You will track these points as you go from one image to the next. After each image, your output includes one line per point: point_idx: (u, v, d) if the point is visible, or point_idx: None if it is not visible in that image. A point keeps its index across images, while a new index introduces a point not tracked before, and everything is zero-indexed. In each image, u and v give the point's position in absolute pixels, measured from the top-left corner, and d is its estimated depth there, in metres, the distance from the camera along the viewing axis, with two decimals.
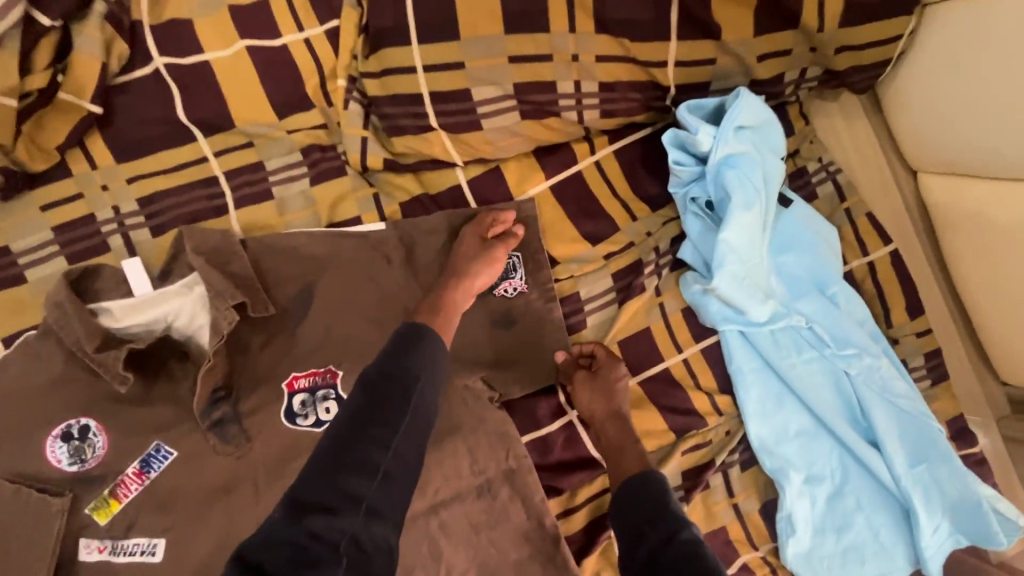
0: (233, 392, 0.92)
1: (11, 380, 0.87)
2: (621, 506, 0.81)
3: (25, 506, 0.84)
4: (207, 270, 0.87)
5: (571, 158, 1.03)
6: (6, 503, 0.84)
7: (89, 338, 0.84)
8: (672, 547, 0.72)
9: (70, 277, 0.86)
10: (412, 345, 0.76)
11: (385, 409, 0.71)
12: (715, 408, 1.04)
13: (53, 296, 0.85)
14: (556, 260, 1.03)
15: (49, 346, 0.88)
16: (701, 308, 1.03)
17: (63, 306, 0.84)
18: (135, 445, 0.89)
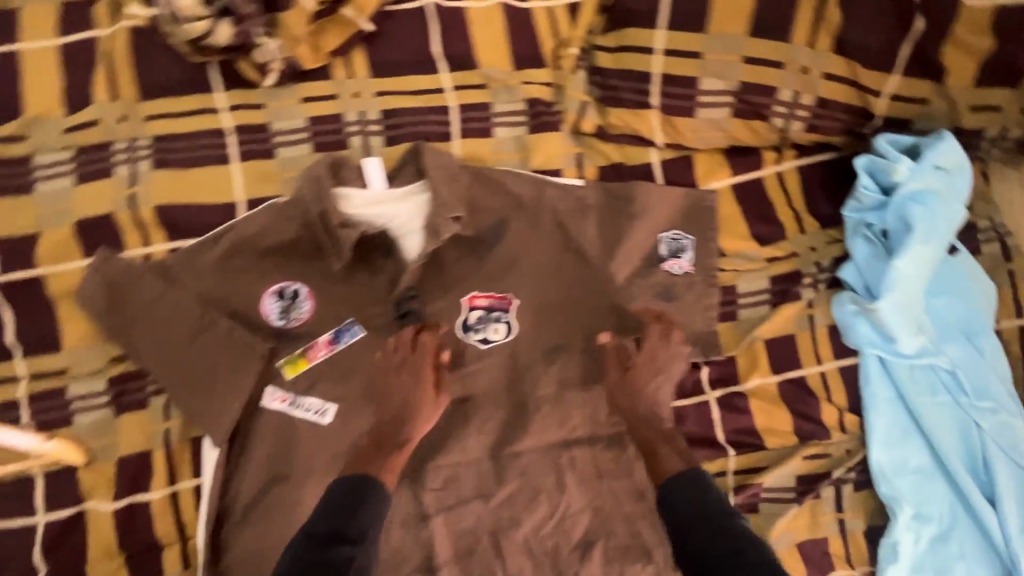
0: (421, 294, 1.03)
1: (253, 233, 0.99)
2: (667, 501, 0.88)
3: (238, 342, 0.98)
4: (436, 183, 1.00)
5: (758, 163, 1.11)
6: (225, 337, 0.97)
7: (334, 214, 0.97)
8: (721, 540, 0.80)
9: (329, 162, 0.99)
10: (354, 493, 0.85)
11: (333, 542, 0.79)
12: (841, 423, 1.09)
13: (311, 173, 0.98)
14: (723, 251, 1.10)
15: (291, 213, 0.99)
16: (849, 329, 1.08)
17: (320, 182, 0.97)
18: (333, 317, 1.01)
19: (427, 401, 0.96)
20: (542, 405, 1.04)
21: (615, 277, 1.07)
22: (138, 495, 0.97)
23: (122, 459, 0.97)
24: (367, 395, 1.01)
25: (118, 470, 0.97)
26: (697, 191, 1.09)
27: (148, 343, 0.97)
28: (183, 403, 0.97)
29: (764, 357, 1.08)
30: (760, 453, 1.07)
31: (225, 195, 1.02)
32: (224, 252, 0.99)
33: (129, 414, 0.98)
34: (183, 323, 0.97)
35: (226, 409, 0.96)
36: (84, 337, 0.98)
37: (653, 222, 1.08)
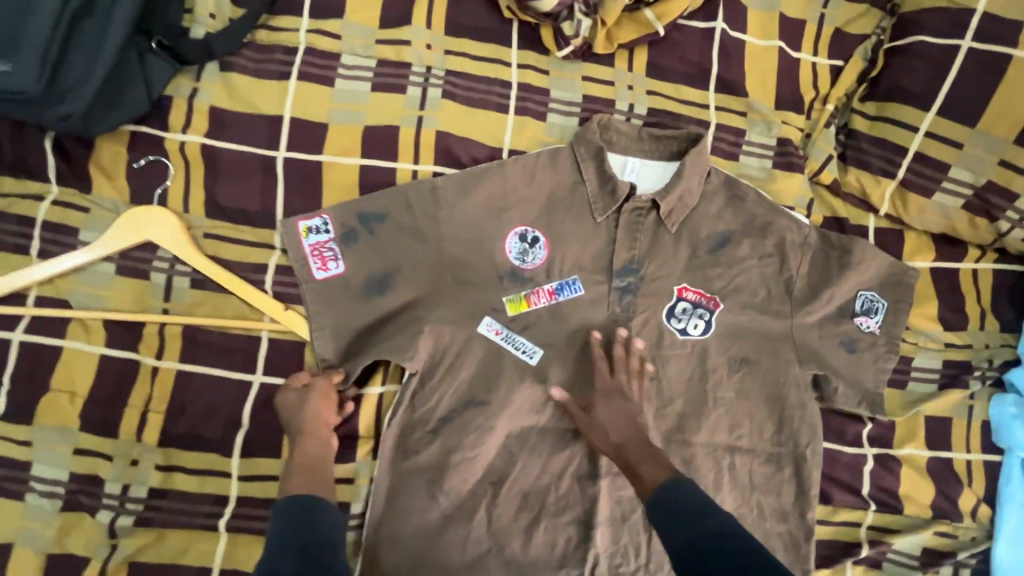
0: (640, 268, 1.13)
1: (563, 181, 1.12)
2: (654, 510, 0.86)
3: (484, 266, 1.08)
4: (688, 179, 1.12)
5: (961, 255, 1.19)
6: (476, 263, 1.08)
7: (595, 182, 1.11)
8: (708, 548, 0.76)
9: (606, 133, 1.13)
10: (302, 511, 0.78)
11: (303, 542, 0.73)
12: (974, 512, 1.15)
13: (592, 142, 1.11)
14: (910, 325, 1.18)
15: (588, 167, 1.11)
16: (1003, 428, 1.15)
17: (597, 155, 1.11)
18: (560, 271, 1.11)
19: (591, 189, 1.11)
20: (720, 406, 1.13)
21: (813, 316, 1.15)
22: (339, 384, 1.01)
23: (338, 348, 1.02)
24: (565, 352, 1.10)
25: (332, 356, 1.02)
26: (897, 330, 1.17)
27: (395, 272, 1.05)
28: (426, 304, 1.05)
29: (921, 432, 1.15)
30: (894, 516, 1.14)
31: (497, 140, 1.11)
32: (513, 190, 1.10)
33: (355, 307, 1.02)
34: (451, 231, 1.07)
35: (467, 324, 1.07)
36: (336, 226, 1.04)
37: (858, 277, 1.16)
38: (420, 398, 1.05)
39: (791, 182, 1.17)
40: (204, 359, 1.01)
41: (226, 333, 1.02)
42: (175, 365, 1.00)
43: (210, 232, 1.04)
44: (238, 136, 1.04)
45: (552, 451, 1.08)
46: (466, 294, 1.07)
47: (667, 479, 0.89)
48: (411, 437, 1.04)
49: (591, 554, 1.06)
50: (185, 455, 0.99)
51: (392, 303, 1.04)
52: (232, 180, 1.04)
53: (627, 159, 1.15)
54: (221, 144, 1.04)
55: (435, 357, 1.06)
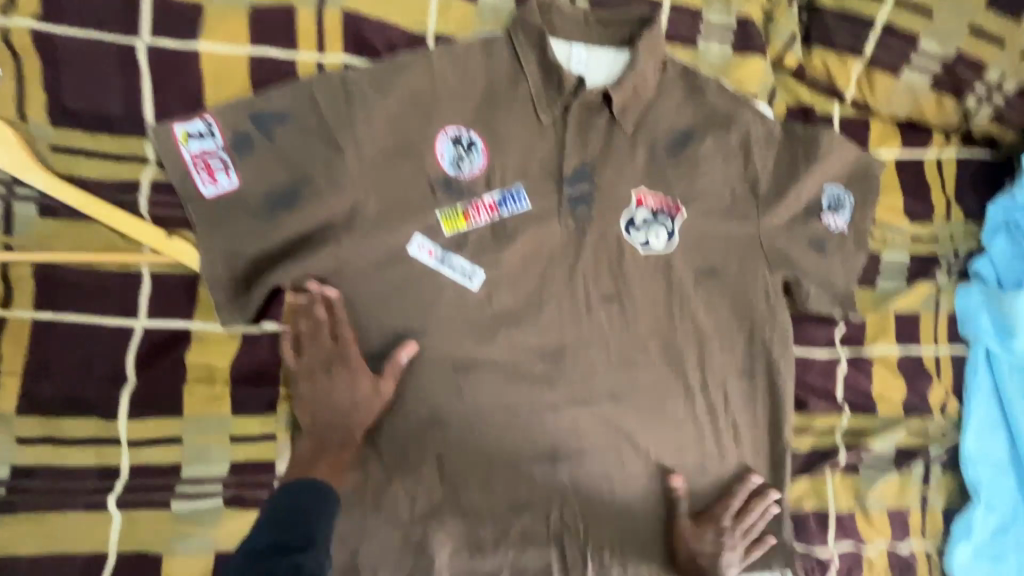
0: (596, 174, 0.99)
1: (501, 73, 0.95)
2: None
3: (414, 176, 0.92)
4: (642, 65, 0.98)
5: (925, 143, 1.13)
6: (404, 173, 0.91)
7: (538, 72, 0.95)
8: None
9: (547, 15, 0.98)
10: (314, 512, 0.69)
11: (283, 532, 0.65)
12: (943, 406, 1.13)
13: (532, 25, 0.95)
14: (878, 220, 1.12)
15: (528, 54, 0.95)
16: (969, 319, 1.12)
17: (538, 40, 0.95)
18: (504, 180, 0.96)
19: (533, 81, 0.95)
20: (690, 322, 1.02)
21: (781, 217, 1.06)
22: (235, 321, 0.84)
23: (241, 277, 0.84)
24: (517, 270, 0.96)
25: (233, 287, 0.84)
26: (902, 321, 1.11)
27: (333, 280, 0.90)
28: (346, 222, 0.89)
29: (892, 330, 1.11)
30: (868, 419, 1.10)
31: (418, 25, 0.94)
32: (442, 84, 0.93)
33: (257, 228, 0.85)
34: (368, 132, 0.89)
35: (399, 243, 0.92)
36: (224, 131, 0.85)
37: (825, 171, 1.07)
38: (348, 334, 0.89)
39: (753, 69, 1.05)
40: (68, 305, 0.81)
41: (95, 272, 0.82)
42: (29, 315, 0.80)
43: (58, 145, 0.82)
44: (82, 19, 0.81)
45: (508, 384, 0.95)
46: (394, 209, 0.91)
47: None
48: None
49: (558, 492, 0.95)
50: (55, 423, 0.80)
51: (303, 224, 0.87)
52: (78, 77, 0.82)
53: (571, 48, 0.99)
54: (59, 29, 0.81)
55: (365, 283, 0.91)
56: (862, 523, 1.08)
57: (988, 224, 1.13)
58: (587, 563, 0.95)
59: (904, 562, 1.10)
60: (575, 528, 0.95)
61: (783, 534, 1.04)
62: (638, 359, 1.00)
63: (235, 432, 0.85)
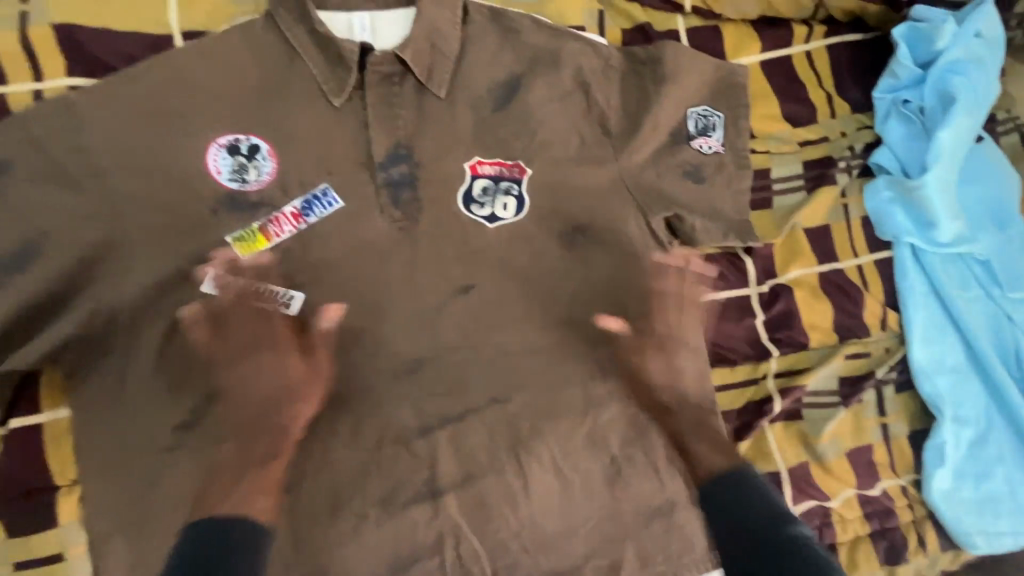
0: (414, 153, 0.84)
1: (268, 60, 0.81)
2: (718, 507, 0.75)
3: (188, 201, 0.77)
4: (436, 16, 0.85)
5: (787, 39, 1.01)
6: (175, 200, 0.77)
7: (311, 53, 0.81)
8: (773, 545, 0.68)
9: None
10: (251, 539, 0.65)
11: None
12: (881, 321, 0.99)
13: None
14: (756, 132, 0.99)
15: (297, 33, 0.81)
16: (883, 217, 0.99)
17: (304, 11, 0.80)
18: (304, 181, 0.81)
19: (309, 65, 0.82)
20: (567, 294, 0.88)
21: (642, 152, 0.91)
22: None
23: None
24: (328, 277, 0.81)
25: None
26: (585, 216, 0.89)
27: (107, 357, 0.74)
28: (102, 274, 0.74)
29: (806, 249, 0.97)
30: (800, 355, 0.95)
31: (154, 26, 0.79)
32: (198, 90, 0.78)
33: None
34: (111, 160, 0.75)
35: (186, 282, 0.77)
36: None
37: (682, 91, 0.94)
38: (144, 405, 0.74)
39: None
40: None
41: None
42: None
43: None
44: None
45: (360, 418, 0.79)
46: (169, 245, 0.76)
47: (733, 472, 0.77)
48: (145, 461, 0.73)
49: (448, 530, 0.80)
50: None
51: (50, 283, 0.72)
52: None
53: (352, 15, 0.85)
54: None
55: (151, 339, 0.75)
56: (821, 474, 0.93)
57: (879, 111, 1.00)
58: None
59: (880, 508, 0.95)
60: (477, 568, 0.80)
61: None
62: (514, 353, 0.85)
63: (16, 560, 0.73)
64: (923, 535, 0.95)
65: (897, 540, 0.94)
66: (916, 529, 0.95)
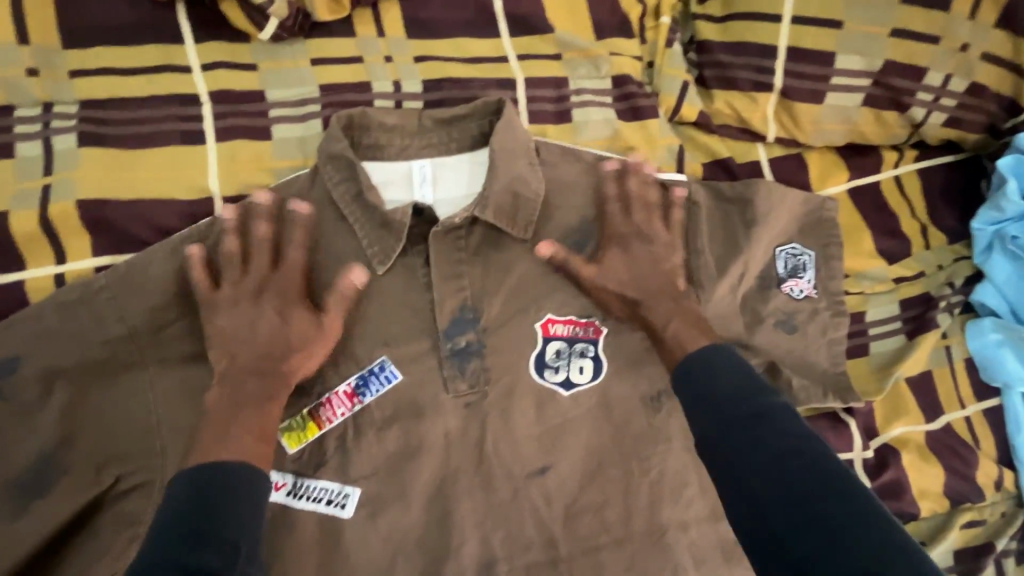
0: (481, 316, 0.77)
1: (323, 222, 0.73)
2: (688, 378, 0.69)
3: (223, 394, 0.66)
4: (504, 162, 0.77)
5: (877, 166, 0.92)
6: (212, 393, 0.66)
7: (369, 213, 0.73)
8: (766, 413, 0.62)
9: (359, 125, 0.75)
10: (251, 496, 0.57)
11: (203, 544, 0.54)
12: (998, 481, 0.87)
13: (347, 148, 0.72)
14: (849, 271, 0.89)
15: (351, 192, 0.73)
16: (992, 363, 0.89)
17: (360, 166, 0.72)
18: (362, 355, 0.74)
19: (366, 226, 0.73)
20: (649, 464, 0.80)
21: (727, 302, 0.83)
22: None
23: None
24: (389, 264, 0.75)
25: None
26: (621, 236, 0.80)
27: None
28: (131, 489, 0.64)
29: (911, 404, 0.87)
30: (908, 525, 0.85)
31: (192, 189, 0.71)
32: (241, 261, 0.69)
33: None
34: (143, 352, 0.65)
35: None
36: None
37: (769, 231, 0.86)
38: None
39: (648, 132, 0.85)
40: None
41: None
42: None
43: None
44: None
45: None
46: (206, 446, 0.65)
47: (716, 346, 0.72)
48: None
49: None
50: None
51: (72, 510, 0.61)
52: None
53: (411, 164, 0.78)
54: None
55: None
56: None
57: (979, 243, 0.91)
58: None
59: None
60: None
61: None
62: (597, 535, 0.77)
63: None
64: None
65: None
66: None
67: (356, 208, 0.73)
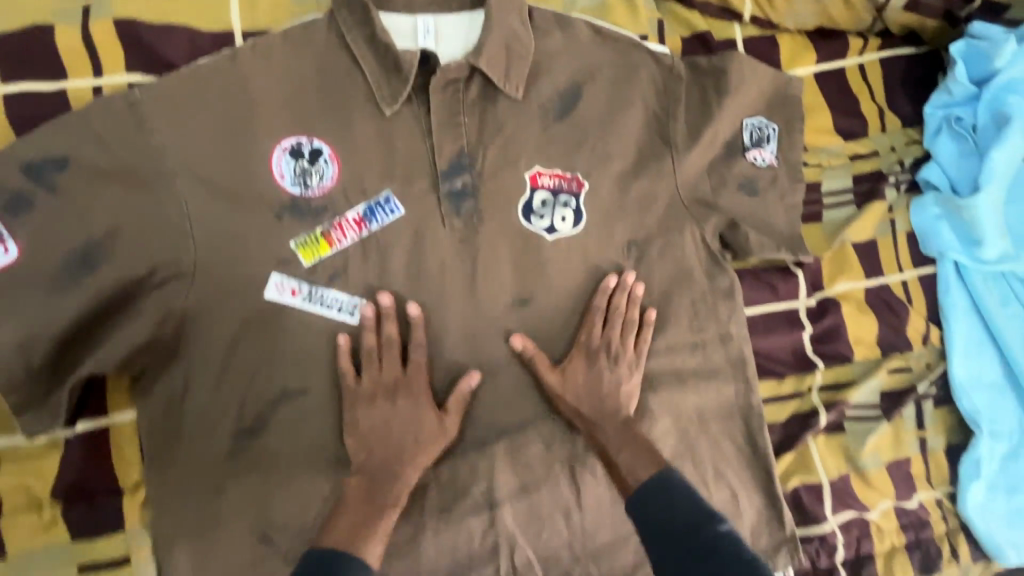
0: (477, 161, 0.85)
1: (334, 63, 0.81)
2: (640, 513, 0.72)
3: (250, 207, 0.77)
4: (501, 21, 0.85)
5: (842, 51, 1.01)
6: (240, 205, 0.76)
7: (378, 57, 0.81)
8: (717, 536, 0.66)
9: None
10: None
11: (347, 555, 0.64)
12: (923, 336, 1.00)
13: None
14: (808, 145, 0.99)
15: (362, 37, 0.81)
16: (929, 233, 0.99)
17: (370, 16, 0.80)
18: (367, 187, 0.82)
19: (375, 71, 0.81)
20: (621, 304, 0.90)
21: (695, 166, 0.92)
22: (47, 426, 0.72)
23: (47, 365, 0.70)
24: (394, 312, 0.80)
25: (37, 382, 0.70)
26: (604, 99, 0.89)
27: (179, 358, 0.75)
28: (168, 278, 0.74)
29: (854, 264, 0.98)
30: (844, 367, 0.97)
31: (219, 24, 0.79)
32: (267, 90, 0.78)
33: (51, 303, 0.69)
34: (173, 162, 0.74)
35: (250, 288, 0.77)
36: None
37: (739, 103, 0.94)
38: (208, 403, 0.75)
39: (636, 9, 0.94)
40: None
41: None
42: None
43: None
44: None
45: None
46: (238, 246, 0.76)
47: (658, 474, 0.75)
48: (208, 461, 0.75)
49: (503, 534, 0.84)
50: None
51: (111, 287, 0.71)
52: None
53: (416, 19, 0.85)
54: None
55: (225, 350, 0.76)
56: (860, 484, 0.95)
57: (930, 125, 1.00)
58: None
59: (915, 519, 0.97)
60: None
61: (778, 525, 0.90)
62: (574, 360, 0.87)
63: (79, 563, 0.74)
64: (957, 545, 0.97)
65: (932, 550, 0.96)
66: (949, 539, 0.98)
67: (367, 51, 0.80)
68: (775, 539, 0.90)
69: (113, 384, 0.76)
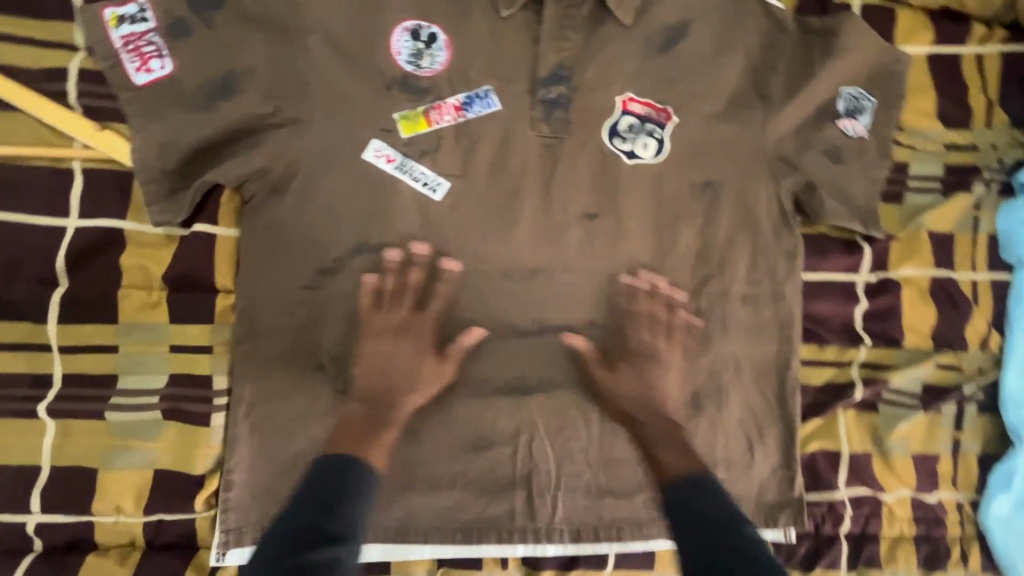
0: (574, 75, 0.89)
1: None
2: None
3: (364, 74, 0.84)
4: None
5: (961, 37, 0.98)
6: (356, 70, 0.84)
7: None
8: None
9: None
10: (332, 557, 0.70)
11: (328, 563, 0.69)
12: (982, 339, 0.98)
13: None
14: (904, 125, 0.98)
15: None
16: (1014, 237, 0.96)
17: None
18: (469, 79, 0.87)
19: None
20: (683, 240, 0.92)
21: (786, 121, 0.92)
22: (169, 220, 0.83)
23: (177, 170, 0.82)
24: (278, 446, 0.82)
25: (168, 181, 0.82)
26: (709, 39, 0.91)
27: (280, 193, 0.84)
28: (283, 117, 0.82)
29: (924, 251, 0.97)
30: (890, 349, 0.97)
31: None
32: None
33: (189, 118, 0.81)
34: (310, 19, 0.82)
35: (350, 145, 0.84)
36: (156, 13, 0.81)
37: (844, 68, 0.93)
38: (296, 239, 0.84)
39: None
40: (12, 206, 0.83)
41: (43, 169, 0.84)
42: None
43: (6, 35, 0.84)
44: None
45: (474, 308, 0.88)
46: (347, 107, 0.84)
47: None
48: (287, 290, 0.85)
49: (526, 427, 0.88)
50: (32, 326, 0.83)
51: (238, 116, 0.81)
52: None
53: None
54: None
55: (318, 195, 0.84)
56: (881, 465, 0.96)
57: None
58: (557, 500, 0.89)
59: (931, 515, 0.97)
60: (544, 468, 0.88)
61: (789, 484, 0.92)
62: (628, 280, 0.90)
63: (172, 343, 0.86)
64: (968, 552, 0.96)
65: (941, 549, 0.96)
66: (962, 545, 0.97)
67: None
68: (783, 495, 0.91)
69: (226, 198, 0.87)
